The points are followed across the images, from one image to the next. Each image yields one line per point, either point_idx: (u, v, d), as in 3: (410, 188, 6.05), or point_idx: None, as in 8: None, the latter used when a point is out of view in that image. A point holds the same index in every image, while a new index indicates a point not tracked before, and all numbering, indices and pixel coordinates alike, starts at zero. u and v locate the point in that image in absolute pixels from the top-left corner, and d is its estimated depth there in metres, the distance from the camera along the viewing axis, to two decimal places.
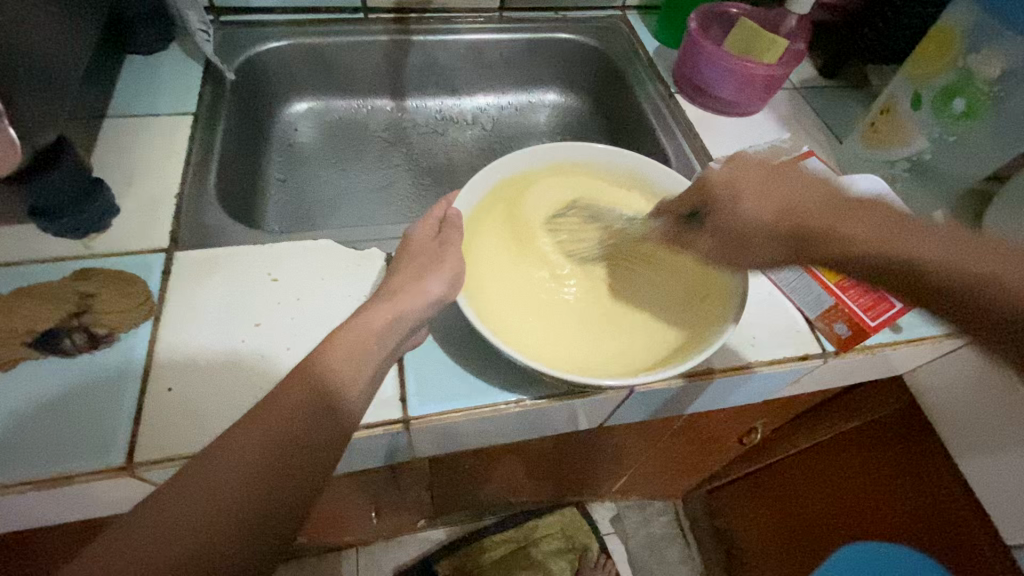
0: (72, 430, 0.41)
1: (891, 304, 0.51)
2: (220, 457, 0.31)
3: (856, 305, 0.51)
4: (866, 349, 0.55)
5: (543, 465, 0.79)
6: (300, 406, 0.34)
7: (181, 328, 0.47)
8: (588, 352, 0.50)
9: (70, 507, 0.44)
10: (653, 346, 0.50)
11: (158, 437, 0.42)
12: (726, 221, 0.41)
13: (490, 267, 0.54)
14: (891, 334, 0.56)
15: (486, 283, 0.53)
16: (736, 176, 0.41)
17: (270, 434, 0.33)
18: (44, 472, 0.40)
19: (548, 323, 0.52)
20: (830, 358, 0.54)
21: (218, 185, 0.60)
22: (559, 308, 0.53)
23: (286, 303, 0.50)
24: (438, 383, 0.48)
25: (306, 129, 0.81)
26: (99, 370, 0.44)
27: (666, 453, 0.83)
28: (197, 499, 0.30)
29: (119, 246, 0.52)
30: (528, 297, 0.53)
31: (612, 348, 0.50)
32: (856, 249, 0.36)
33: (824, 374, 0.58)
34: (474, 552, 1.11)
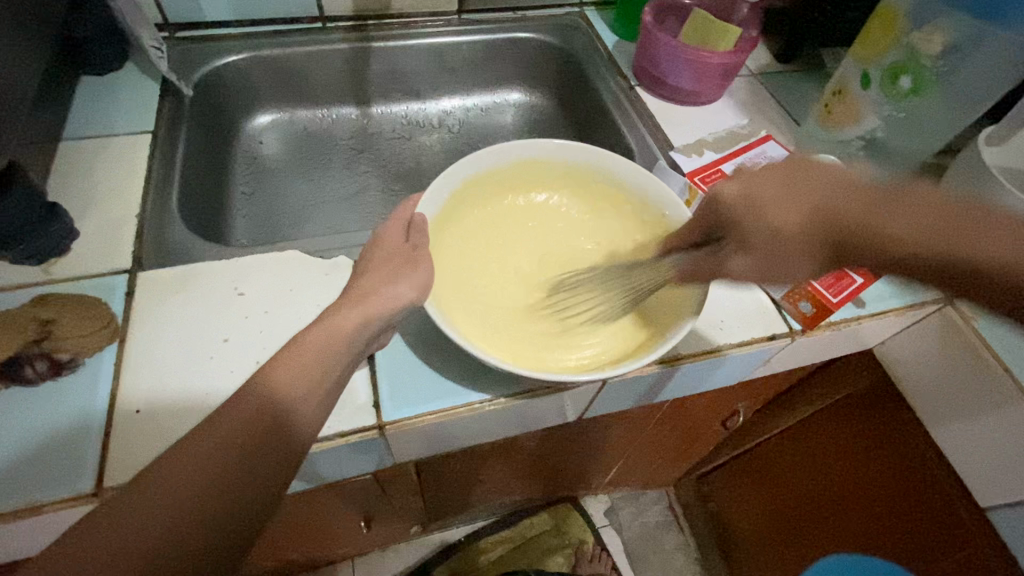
0: (39, 460, 0.41)
1: (852, 279, 0.54)
2: (178, 463, 0.32)
3: (818, 282, 0.54)
4: (831, 325, 0.56)
5: (531, 462, 0.79)
6: (254, 427, 0.34)
7: (148, 348, 0.46)
8: (565, 348, 0.50)
9: (42, 538, 0.43)
10: (624, 337, 0.51)
11: (128, 460, 0.41)
12: (752, 237, 0.40)
13: (461, 268, 0.54)
14: (854, 309, 0.57)
15: (458, 286, 0.53)
16: (754, 190, 0.40)
17: (230, 438, 0.33)
18: (11, 504, 0.39)
19: (522, 320, 0.52)
20: (797, 337, 0.55)
21: (181, 203, 0.60)
22: (533, 305, 0.53)
23: (255, 317, 0.49)
24: (412, 386, 0.48)
25: (271, 142, 0.80)
26: (66, 396, 0.44)
27: (652, 441, 0.84)
28: (159, 504, 0.31)
29: (80, 270, 0.51)
30: (500, 296, 0.54)
31: (584, 340, 0.51)
32: (903, 245, 0.35)
33: (793, 353, 0.59)
34: (471, 555, 1.10)
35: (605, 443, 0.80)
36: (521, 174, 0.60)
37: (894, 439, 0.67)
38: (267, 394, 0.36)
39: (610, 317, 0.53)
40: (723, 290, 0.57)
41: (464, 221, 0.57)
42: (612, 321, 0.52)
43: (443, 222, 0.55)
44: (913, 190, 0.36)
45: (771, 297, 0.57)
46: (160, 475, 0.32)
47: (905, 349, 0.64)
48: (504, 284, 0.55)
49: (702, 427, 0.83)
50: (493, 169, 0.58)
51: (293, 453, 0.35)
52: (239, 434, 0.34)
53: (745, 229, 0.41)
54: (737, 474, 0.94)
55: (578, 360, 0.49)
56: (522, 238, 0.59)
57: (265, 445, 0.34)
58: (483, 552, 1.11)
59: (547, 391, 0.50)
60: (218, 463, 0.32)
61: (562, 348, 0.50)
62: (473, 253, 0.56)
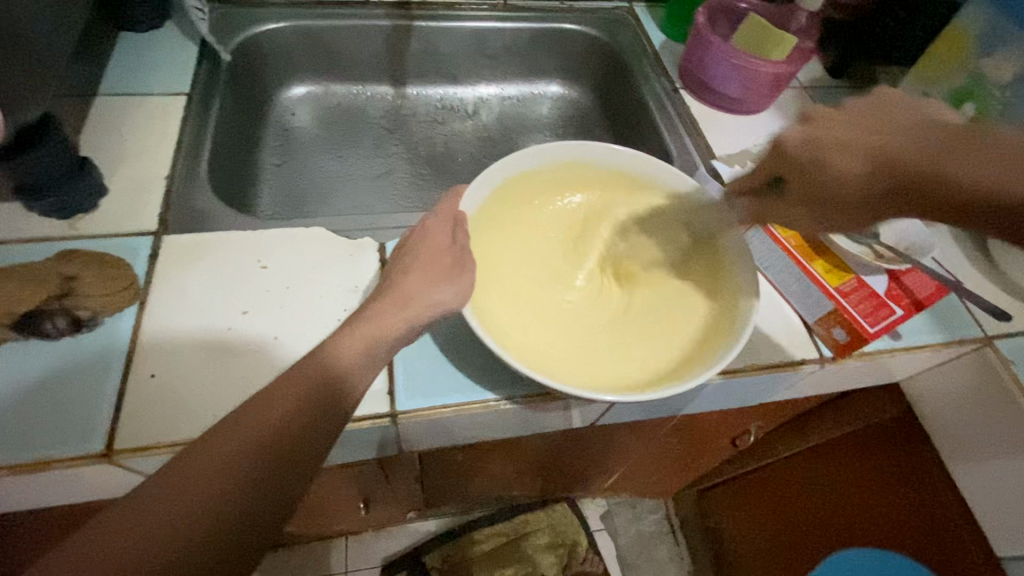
0: (51, 416, 0.40)
1: (892, 311, 0.52)
2: (236, 422, 0.32)
3: (856, 311, 0.52)
4: (863, 355, 0.54)
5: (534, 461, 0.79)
6: (299, 408, 0.34)
7: (167, 314, 0.46)
8: (596, 365, 0.48)
9: (50, 494, 0.43)
10: (663, 349, 0.50)
11: (140, 424, 0.41)
12: (817, 183, 0.39)
13: (496, 265, 0.53)
14: (889, 340, 0.55)
15: (488, 289, 0.51)
16: (818, 134, 0.40)
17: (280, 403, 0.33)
18: (21, 457, 0.39)
19: (557, 329, 0.51)
20: (827, 364, 0.53)
21: (210, 169, 0.59)
22: (563, 312, 0.52)
23: (275, 292, 0.49)
24: (429, 378, 0.47)
25: (304, 114, 0.79)
26: (83, 354, 0.43)
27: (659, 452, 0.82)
28: (209, 459, 0.31)
29: (106, 228, 0.50)
30: (530, 300, 0.52)
31: (617, 357, 0.49)
32: (968, 187, 0.34)
33: (813, 382, 0.57)
34: (464, 545, 1.10)
35: (598, 451, 0.78)
36: (562, 179, 0.58)
37: (918, 475, 0.64)
38: (304, 370, 0.36)
39: (646, 335, 0.51)
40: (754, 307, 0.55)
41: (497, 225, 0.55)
42: (653, 342, 0.50)
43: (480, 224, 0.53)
44: (926, 126, 0.36)
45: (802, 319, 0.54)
46: (213, 438, 0.32)
47: (936, 386, 0.62)
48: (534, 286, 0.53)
49: (710, 444, 0.81)
50: (537, 171, 0.56)
51: (324, 442, 0.34)
52: (286, 410, 0.33)
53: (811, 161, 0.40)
54: (740, 494, 0.91)
55: (614, 376, 0.47)
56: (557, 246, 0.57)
57: (317, 416, 0.34)
58: (476, 543, 1.10)
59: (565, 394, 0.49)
60: (268, 427, 0.33)
61: (593, 362, 0.49)
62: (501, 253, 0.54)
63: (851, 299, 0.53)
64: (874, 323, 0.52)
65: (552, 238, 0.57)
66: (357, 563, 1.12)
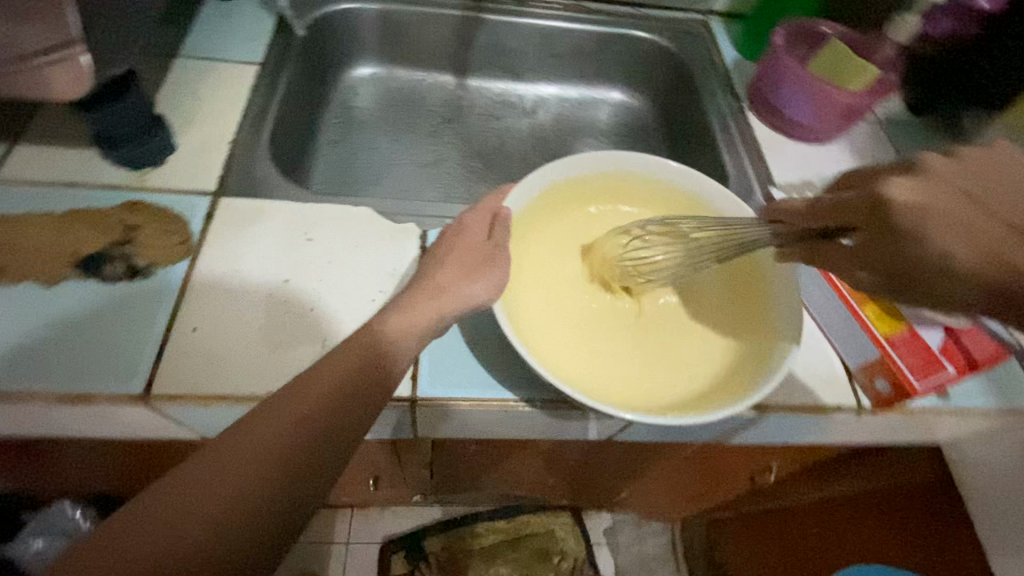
0: (98, 354, 0.43)
1: (944, 368, 0.46)
2: (270, 412, 0.33)
3: (905, 363, 0.47)
4: (904, 410, 0.51)
5: (544, 466, 0.79)
6: (333, 399, 0.34)
7: (215, 273, 0.48)
8: (628, 380, 0.48)
9: (88, 425, 0.45)
10: (698, 374, 0.49)
11: (177, 374, 0.43)
12: (887, 257, 0.36)
13: (535, 267, 0.53)
14: (936, 399, 0.51)
15: (524, 290, 0.51)
16: (928, 201, 0.34)
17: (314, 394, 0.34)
18: (66, 388, 0.41)
19: (596, 344, 0.49)
20: (862, 414, 0.49)
21: (272, 138, 0.61)
22: (598, 322, 0.51)
23: (318, 266, 0.50)
24: (451, 369, 0.48)
25: (366, 95, 0.81)
26: (134, 300, 0.45)
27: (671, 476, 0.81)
28: (245, 445, 0.31)
29: (170, 184, 0.53)
30: (565, 306, 0.52)
31: (648, 376, 0.48)
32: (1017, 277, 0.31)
33: (846, 429, 0.54)
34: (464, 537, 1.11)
35: (609, 466, 0.76)
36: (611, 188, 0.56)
37: (945, 544, 0.60)
38: (339, 361, 0.36)
39: (681, 357, 0.50)
40: None
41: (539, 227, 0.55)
42: (686, 364, 0.49)
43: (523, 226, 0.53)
44: None
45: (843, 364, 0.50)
46: (250, 425, 0.32)
47: (981, 454, 0.58)
48: (573, 297, 0.52)
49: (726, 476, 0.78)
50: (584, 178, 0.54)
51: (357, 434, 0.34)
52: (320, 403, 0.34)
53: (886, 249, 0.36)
54: (751, 532, 0.89)
55: (643, 395, 0.47)
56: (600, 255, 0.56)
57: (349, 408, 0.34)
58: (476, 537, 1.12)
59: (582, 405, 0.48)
60: (302, 417, 0.33)
61: (624, 377, 0.48)
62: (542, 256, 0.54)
63: (901, 350, 0.47)
64: (919, 379, 0.46)
65: None
66: (359, 535, 1.15)
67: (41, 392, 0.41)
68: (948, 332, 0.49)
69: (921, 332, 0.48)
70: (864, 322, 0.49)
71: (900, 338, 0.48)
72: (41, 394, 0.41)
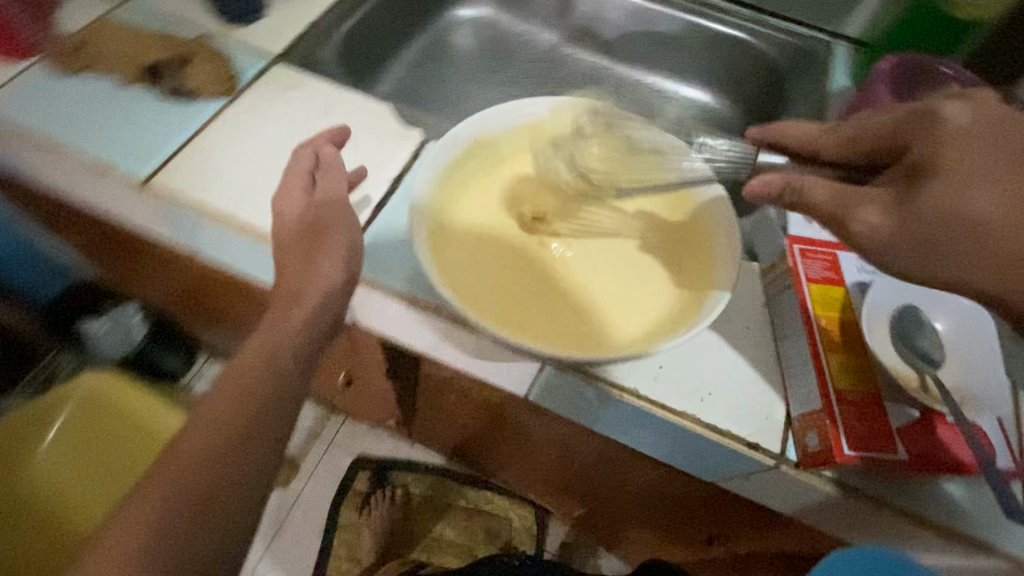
0: (130, 142, 0.52)
1: (888, 449, 0.39)
2: (195, 429, 0.36)
3: (844, 424, 0.40)
4: (841, 483, 0.42)
5: (502, 410, 0.80)
6: (242, 407, 0.37)
7: (239, 115, 0.54)
8: (546, 326, 0.43)
9: (111, 202, 0.55)
10: (626, 333, 0.43)
11: (175, 177, 0.50)
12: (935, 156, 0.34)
13: (482, 193, 0.49)
14: (890, 489, 0.42)
15: (462, 213, 0.47)
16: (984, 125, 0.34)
17: (231, 410, 0.37)
18: (97, 158, 0.51)
19: (542, 287, 0.45)
20: (782, 467, 0.43)
21: (349, 32, 0.67)
22: (531, 261, 0.46)
23: (321, 137, 0.54)
24: (386, 254, 0.49)
25: (466, 32, 0.84)
26: (172, 114, 0.53)
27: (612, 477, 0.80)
28: (190, 475, 0.34)
29: (245, 39, 0.60)
30: (501, 238, 0.47)
31: (570, 329, 0.43)
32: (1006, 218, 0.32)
33: (770, 495, 0.47)
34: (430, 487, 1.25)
35: (558, 432, 0.75)
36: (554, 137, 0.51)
37: None
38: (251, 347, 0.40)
39: (614, 316, 0.44)
40: (746, 365, 0.46)
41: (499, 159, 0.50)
42: (616, 325, 0.44)
43: (477, 153, 0.49)
44: None
45: (788, 409, 0.44)
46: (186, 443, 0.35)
47: None
48: (512, 238, 0.47)
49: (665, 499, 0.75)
50: (520, 126, 0.50)
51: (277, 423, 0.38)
52: (241, 412, 0.37)
53: (928, 169, 0.34)
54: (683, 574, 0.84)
55: (560, 340, 0.42)
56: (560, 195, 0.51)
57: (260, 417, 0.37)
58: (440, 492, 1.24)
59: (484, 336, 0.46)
60: (227, 429, 0.36)
61: (541, 321, 0.43)
62: (493, 186, 0.50)
63: (848, 411, 0.41)
64: (856, 449, 0.39)
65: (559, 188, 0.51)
66: (343, 437, 1.25)
67: (79, 154, 0.51)
68: (920, 420, 0.41)
69: (888, 405, 0.41)
70: (823, 369, 0.42)
71: (855, 398, 0.41)
72: (79, 156, 0.51)
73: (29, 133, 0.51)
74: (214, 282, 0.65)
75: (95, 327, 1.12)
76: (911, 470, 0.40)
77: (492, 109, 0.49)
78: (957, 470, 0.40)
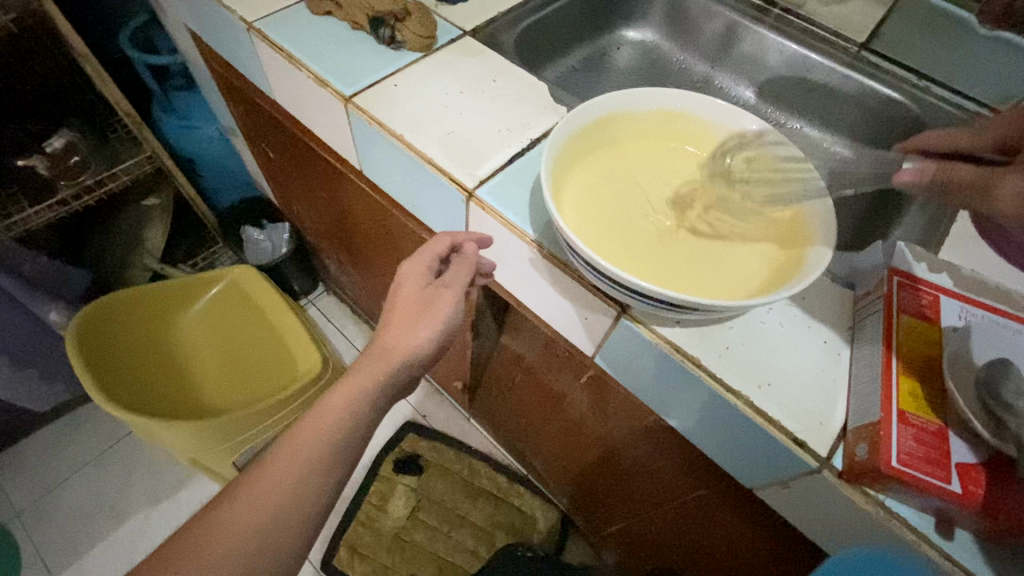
0: (345, 68, 0.65)
1: (942, 477, 0.39)
2: (273, 461, 0.50)
3: (900, 441, 0.41)
4: (879, 503, 0.43)
5: (567, 393, 0.84)
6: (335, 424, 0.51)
7: (427, 66, 0.67)
8: (662, 279, 0.48)
9: (319, 112, 0.70)
10: (732, 286, 0.48)
11: (368, 99, 0.63)
12: None
13: (593, 160, 0.55)
14: (929, 525, 0.42)
15: (576, 178, 0.53)
16: None
17: (310, 437, 0.50)
18: (320, 73, 0.65)
19: (650, 243, 0.50)
20: (822, 472, 0.45)
21: (529, 27, 0.78)
22: (638, 222, 0.52)
23: (484, 94, 0.64)
24: (510, 193, 0.57)
25: (628, 51, 0.92)
26: (382, 56, 0.67)
27: (646, 490, 0.81)
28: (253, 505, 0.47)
29: (447, 14, 0.73)
30: (611, 201, 0.53)
31: (682, 283, 0.48)
32: None
33: (806, 500, 0.48)
34: (473, 465, 1.35)
35: (616, 429, 0.78)
36: (655, 133, 0.58)
37: None
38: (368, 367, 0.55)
39: (715, 272, 0.49)
40: (809, 374, 0.48)
41: (607, 137, 0.56)
42: (719, 279, 0.49)
43: (591, 131, 0.54)
44: None
45: (846, 424, 0.46)
46: (263, 470, 0.49)
47: None
48: (621, 200, 0.53)
49: (694, 524, 0.75)
50: (622, 114, 0.55)
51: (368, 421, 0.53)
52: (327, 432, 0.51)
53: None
54: None
55: (680, 286, 0.48)
56: (655, 169, 0.57)
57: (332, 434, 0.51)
58: (479, 471, 1.34)
59: (577, 277, 0.53)
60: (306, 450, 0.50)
61: (658, 273, 0.48)
62: (599, 158, 0.56)
63: (908, 431, 0.41)
64: (904, 465, 0.39)
65: (654, 165, 0.57)
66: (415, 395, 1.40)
67: (309, 69, 0.65)
68: (981, 464, 0.41)
69: (951, 441, 0.41)
70: (891, 387, 0.43)
71: (919, 423, 0.42)
72: (308, 71, 0.65)
73: (282, 47, 0.67)
74: (369, 200, 0.79)
75: (258, 236, 1.36)
76: (957, 506, 0.40)
77: (611, 93, 0.54)
78: (1009, 525, 0.39)
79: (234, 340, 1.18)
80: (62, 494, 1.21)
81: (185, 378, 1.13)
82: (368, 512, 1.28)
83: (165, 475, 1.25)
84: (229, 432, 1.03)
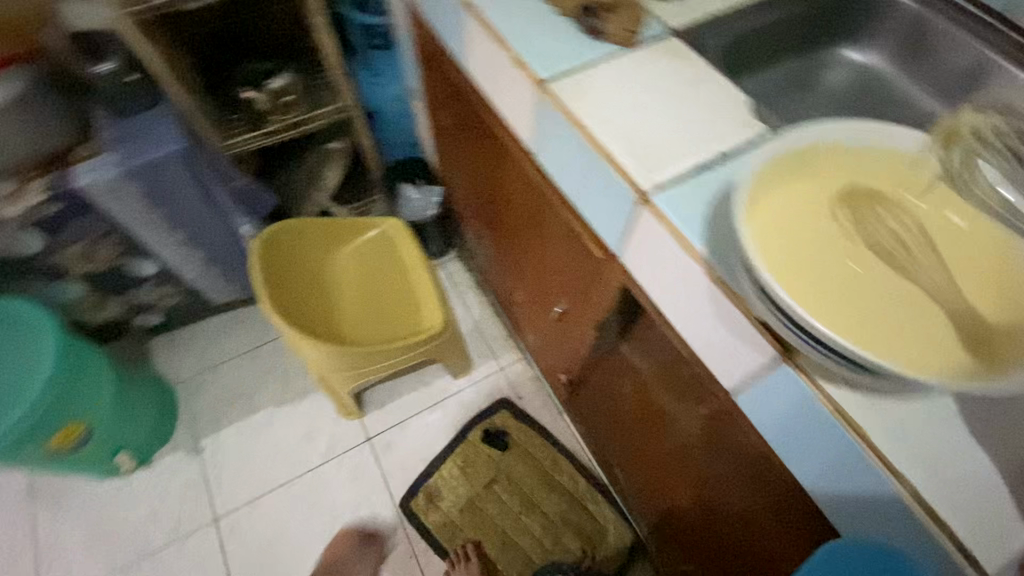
0: (547, 52, 0.67)
1: None
2: None
3: None
4: None
5: (679, 418, 0.81)
6: None
7: (625, 61, 0.66)
8: (848, 329, 0.44)
9: (509, 90, 0.73)
10: (932, 358, 0.42)
11: (562, 85, 0.64)
12: None
13: (789, 186, 0.51)
14: None
15: (767, 201, 0.50)
16: None
17: None
18: (522, 54, 0.67)
19: (841, 288, 0.46)
20: None
21: (737, 35, 0.74)
22: (830, 261, 0.47)
23: (678, 97, 0.62)
24: (685, 204, 0.55)
25: (842, 72, 0.84)
26: (584, 45, 0.68)
27: (741, 541, 0.76)
28: None
29: (658, 9, 0.71)
30: (803, 232, 0.49)
31: (872, 340, 0.43)
32: None
33: None
34: (555, 456, 1.36)
35: (725, 470, 0.74)
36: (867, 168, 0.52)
37: None
38: None
39: (913, 337, 0.44)
40: None
41: (811, 164, 0.52)
42: (916, 346, 0.43)
43: (794, 157, 0.51)
44: None
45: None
46: None
47: None
48: (815, 234, 0.49)
49: None
50: (833, 143, 0.51)
51: None
52: None
53: None
54: None
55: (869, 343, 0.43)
56: (861, 206, 0.51)
57: None
58: (560, 465, 1.35)
59: (744, 307, 0.50)
60: None
61: (843, 322, 0.44)
62: (797, 184, 0.51)
63: None
64: None
65: (860, 202, 0.51)
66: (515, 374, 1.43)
67: (512, 48, 0.68)
68: None
69: None
70: None
71: None
72: (511, 49, 0.68)
73: (492, 24, 0.71)
74: (531, 183, 0.81)
75: (411, 193, 1.43)
76: None
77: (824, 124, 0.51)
78: None
79: (375, 283, 1.30)
80: (217, 375, 1.44)
81: (331, 306, 1.27)
82: (449, 470, 1.35)
83: (295, 383, 1.44)
84: (358, 362, 1.15)
